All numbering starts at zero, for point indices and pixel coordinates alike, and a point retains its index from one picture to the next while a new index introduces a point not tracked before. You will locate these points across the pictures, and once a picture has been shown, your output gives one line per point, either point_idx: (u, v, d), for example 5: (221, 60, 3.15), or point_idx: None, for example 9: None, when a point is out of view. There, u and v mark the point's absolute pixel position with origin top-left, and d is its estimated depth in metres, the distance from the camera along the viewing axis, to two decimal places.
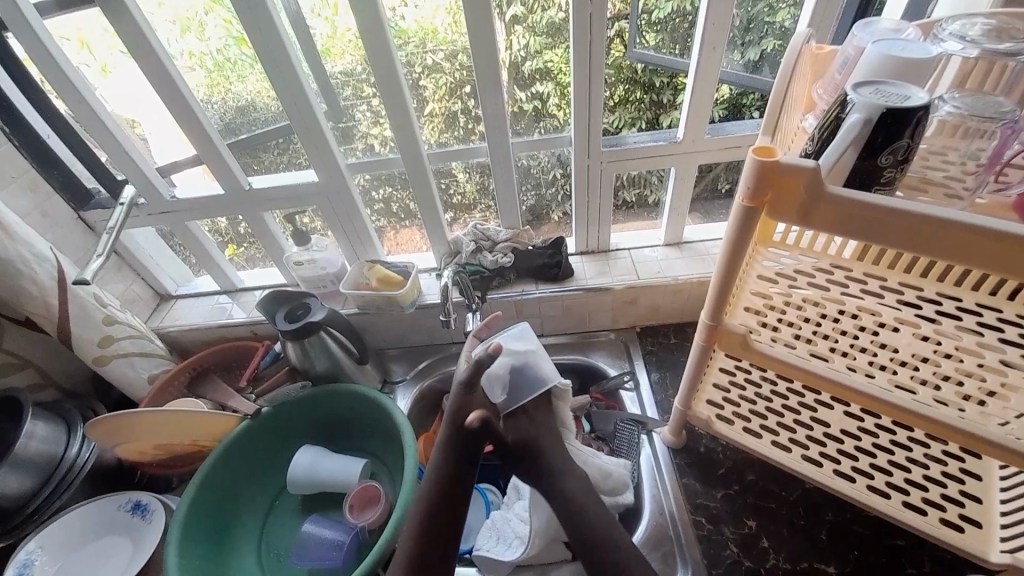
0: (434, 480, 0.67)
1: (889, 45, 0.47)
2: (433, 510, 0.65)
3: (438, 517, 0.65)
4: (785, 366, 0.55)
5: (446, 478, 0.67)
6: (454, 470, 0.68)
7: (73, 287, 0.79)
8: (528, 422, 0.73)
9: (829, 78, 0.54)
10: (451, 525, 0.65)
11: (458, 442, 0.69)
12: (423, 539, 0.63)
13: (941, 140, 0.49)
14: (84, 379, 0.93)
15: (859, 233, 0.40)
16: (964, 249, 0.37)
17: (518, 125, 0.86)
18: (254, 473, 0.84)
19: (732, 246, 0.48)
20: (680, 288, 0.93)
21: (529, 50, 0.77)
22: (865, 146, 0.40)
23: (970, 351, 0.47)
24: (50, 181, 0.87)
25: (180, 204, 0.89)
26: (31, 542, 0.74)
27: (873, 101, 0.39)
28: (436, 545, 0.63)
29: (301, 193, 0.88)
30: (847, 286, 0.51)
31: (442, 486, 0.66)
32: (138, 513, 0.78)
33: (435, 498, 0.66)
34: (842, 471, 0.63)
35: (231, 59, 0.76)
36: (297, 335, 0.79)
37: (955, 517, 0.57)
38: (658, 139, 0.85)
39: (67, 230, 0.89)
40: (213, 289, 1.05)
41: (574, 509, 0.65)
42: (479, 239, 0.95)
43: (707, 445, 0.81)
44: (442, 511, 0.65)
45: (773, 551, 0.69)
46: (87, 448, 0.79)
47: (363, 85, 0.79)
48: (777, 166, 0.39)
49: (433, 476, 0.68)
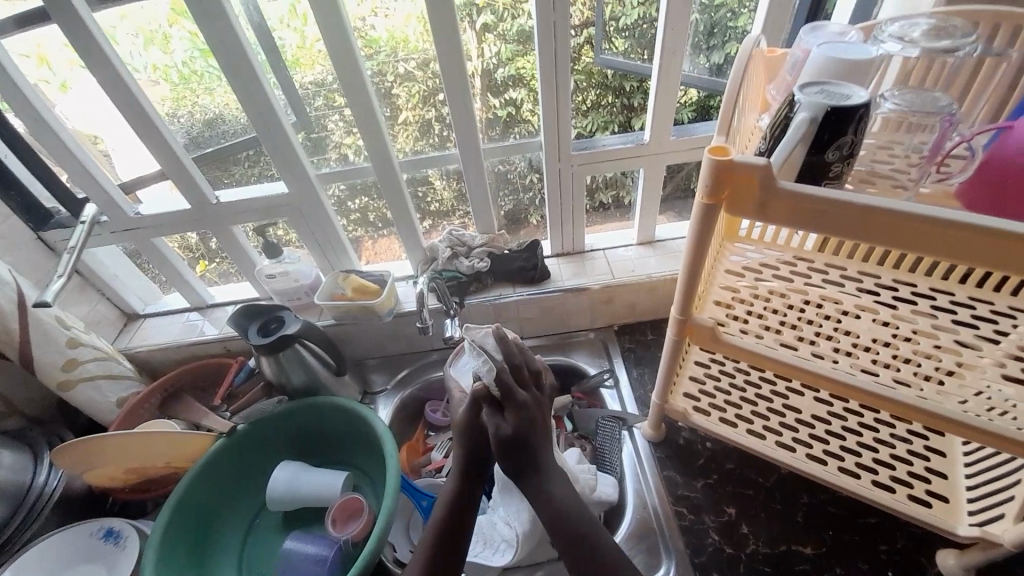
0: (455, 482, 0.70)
1: (832, 48, 0.49)
2: (454, 508, 0.68)
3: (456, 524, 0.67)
4: (756, 356, 0.57)
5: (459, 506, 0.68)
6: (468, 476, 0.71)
7: (33, 310, 0.76)
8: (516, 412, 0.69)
9: (782, 79, 0.56)
10: (462, 533, 0.66)
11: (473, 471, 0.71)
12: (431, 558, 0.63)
13: (886, 135, 0.51)
14: (48, 405, 0.90)
15: (815, 224, 0.41)
16: (916, 236, 0.38)
17: (492, 130, 0.87)
18: (231, 493, 0.82)
19: (697, 242, 0.49)
20: (655, 286, 0.95)
21: (500, 57, 0.78)
22: (813, 143, 0.42)
23: (927, 333, 0.50)
24: (6, 202, 0.83)
25: (146, 220, 0.87)
26: (4, 572, 0.69)
27: (818, 100, 0.41)
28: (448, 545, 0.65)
29: (273, 205, 0.87)
30: (809, 277, 0.53)
31: (457, 511, 0.68)
32: (111, 540, 0.76)
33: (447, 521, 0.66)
34: (815, 455, 0.65)
35: (198, 71, 0.75)
36: (271, 350, 0.77)
37: (922, 492, 0.60)
38: (627, 141, 0.87)
39: (25, 251, 0.86)
40: (183, 306, 1.03)
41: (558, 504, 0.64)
42: (455, 245, 0.95)
43: (686, 437, 0.83)
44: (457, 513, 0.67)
45: (753, 537, 0.71)
46: (55, 475, 0.77)
47: (335, 95, 0.79)
48: (732, 166, 0.41)
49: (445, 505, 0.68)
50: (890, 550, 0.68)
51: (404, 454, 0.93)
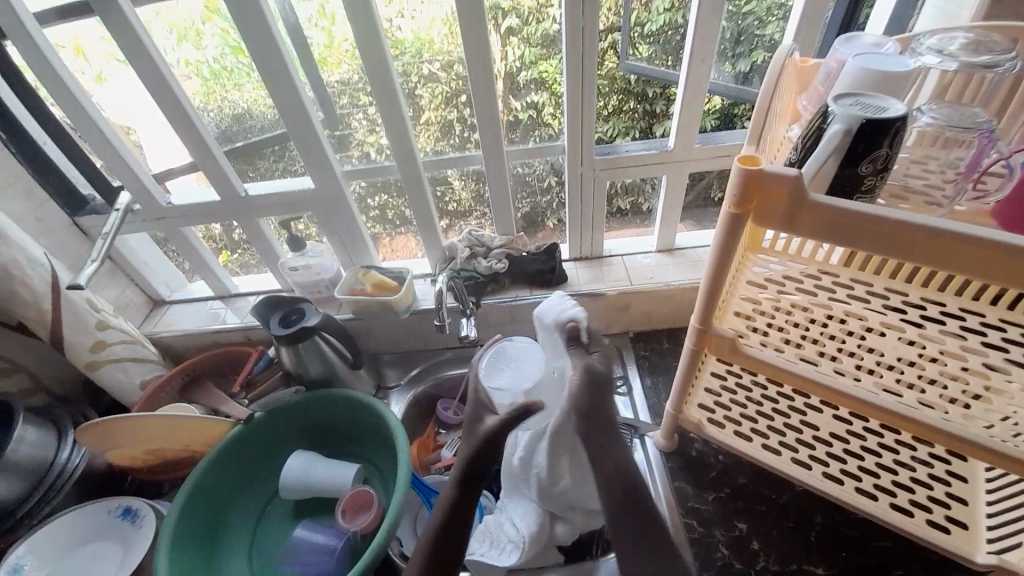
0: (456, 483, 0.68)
1: (869, 59, 0.48)
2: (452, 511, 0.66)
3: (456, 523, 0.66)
4: (775, 370, 0.56)
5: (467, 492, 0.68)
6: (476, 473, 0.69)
7: (66, 292, 0.79)
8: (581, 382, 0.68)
9: (814, 90, 0.55)
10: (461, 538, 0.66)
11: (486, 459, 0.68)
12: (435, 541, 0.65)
13: (920, 149, 0.50)
14: (75, 385, 0.93)
15: (842, 237, 0.41)
16: (948, 252, 0.37)
17: (514, 133, 0.87)
18: (245, 479, 0.83)
19: (721, 251, 0.48)
20: (672, 294, 0.94)
21: (525, 60, 0.79)
22: (846, 155, 0.42)
23: (954, 355, 0.48)
24: (44, 187, 0.87)
25: (175, 209, 0.89)
26: (20, 547, 0.72)
27: (853, 112, 0.41)
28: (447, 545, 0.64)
29: (296, 199, 0.89)
30: (834, 291, 0.52)
31: (463, 497, 0.67)
32: (128, 518, 0.78)
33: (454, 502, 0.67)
34: (831, 474, 0.64)
35: (228, 67, 0.77)
36: (291, 341, 0.79)
37: (942, 518, 0.58)
38: (649, 148, 0.86)
39: (61, 235, 0.89)
40: (206, 294, 1.05)
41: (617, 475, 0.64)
42: (473, 245, 0.96)
43: (699, 449, 0.81)
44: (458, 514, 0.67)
45: (764, 554, 0.70)
46: (77, 453, 0.79)
47: (360, 94, 0.81)
48: (762, 176, 0.41)
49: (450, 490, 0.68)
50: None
51: (414, 451, 0.94)
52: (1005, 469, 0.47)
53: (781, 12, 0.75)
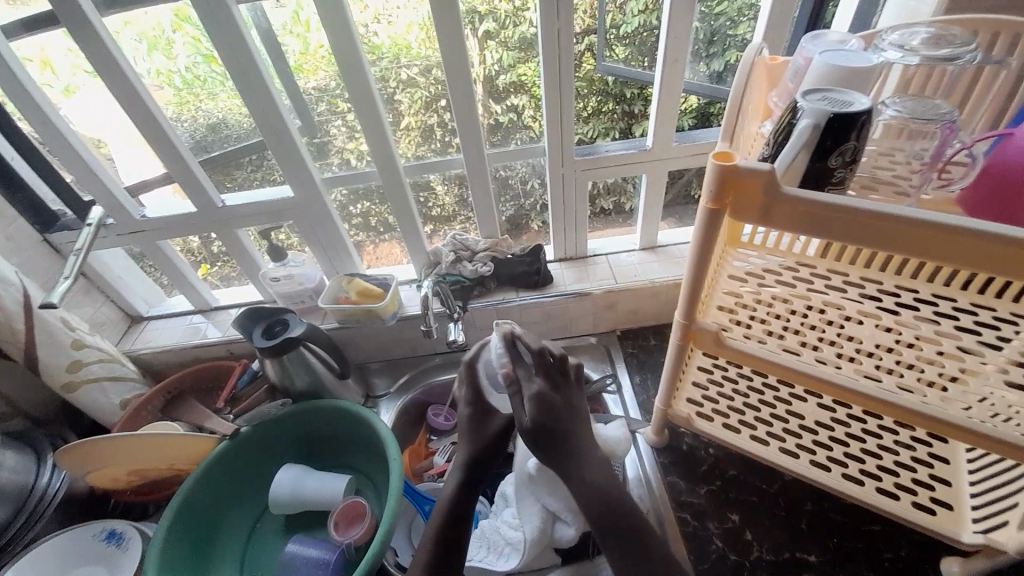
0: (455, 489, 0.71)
1: (834, 56, 0.50)
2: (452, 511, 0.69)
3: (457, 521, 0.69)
4: (759, 361, 0.57)
5: (465, 495, 0.71)
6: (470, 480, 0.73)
7: (39, 312, 0.76)
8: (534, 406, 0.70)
9: (783, 86, 0.56)
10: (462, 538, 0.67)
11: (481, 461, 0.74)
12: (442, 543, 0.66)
13: (887, 141, 0.52)
14: (52, 408, 0.90)
15: (815, 227, 0.42)
16: (915, 239, 0.39)
17: (494, 136, 0.88)
18: (234, 496, 0.82)
19: (701, 247, 0.49)
20: (657, 291, 0.96)
21: (503, 64, 0.79)
22: (815, 149, 0.43)
23: (930, 339, 0.50)
24: (13, 204, 0.84)
25: (151, 223, 0.87)
26: (8, 570, 0.68)
27: (821, 107, 0.42)
28: (450, 546, 0.66)
29: (277, 209, 0.88)
30: (813, 283, 0.54)
31: (463, 500, 0.71)
32: (114, 542, 0.75)
33: (455, 503, 0.70)
34: (818, 461, 0.65)
35: (201, 76, 0.76)
36: (275, 353, 0.78)
37: (926, 500, 0.60)
38: (629, 148, 0.87)
39: (32, 253, 0.86)
40: (187, 309, 1.03)
41: (592, 488, 0.65)
42: (458, 249, 0.96)
43: (689, 443, 0.82)
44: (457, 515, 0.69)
45: (757, 543, 0.71)
46: (57, 478, 0.77)
47: (338, 101, 0.80)
48: (737, 171, 0.41)
49: (451, 493, 0.71)
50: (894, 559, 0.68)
51: (406, 458, 0.93)
52: (983, 448, 0.49)
53: (751, 13, 0.77)
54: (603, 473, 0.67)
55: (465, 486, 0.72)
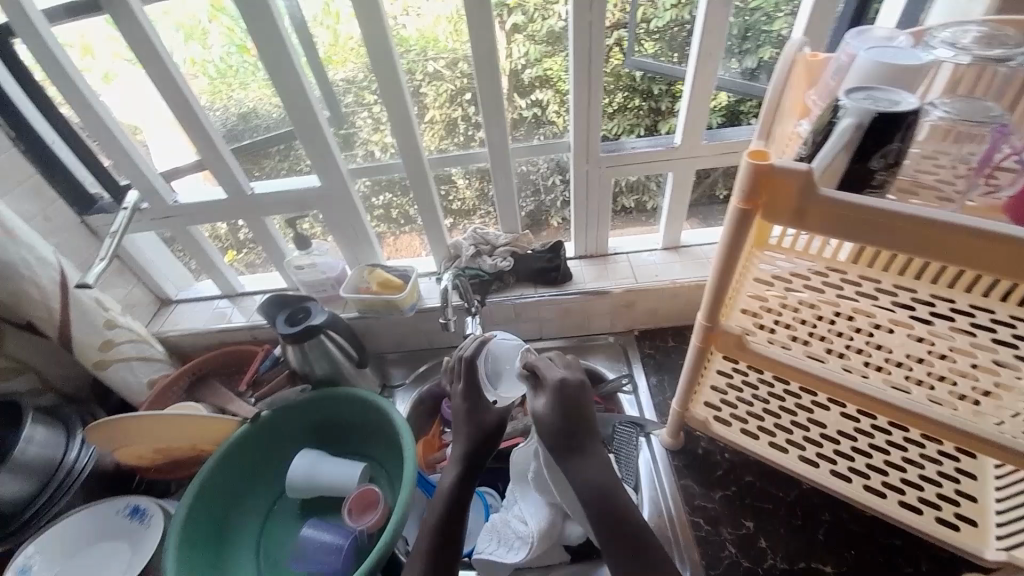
0: (445, 496, 0.70)
1: (880, 53, 0.48)
2: (447, 514, 0.69)
3: (450, 526, 0.68)
4: (783, 367, 0.55)
5: (460, 496, 0.71)
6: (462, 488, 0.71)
7: (75, 291, 0.79)
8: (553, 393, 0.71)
9: (823, 84, 0.54)
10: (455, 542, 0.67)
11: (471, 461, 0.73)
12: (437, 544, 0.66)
13: (933, 143, 0.49)
14: (85, 384, 0.93)
15: (848, 232, 0.40)
16: (951, 248, 0.37)
17: (518, 131, 0.87)
18: (252, 477, 0.84)
19: (729, 248, 0.48)
20: (678, 292, 0.94)
21: (529, 57, 0.78)
22: (856, 149, 0.41)
23: (964, 351, 0.48)
24: (53, 186, 0.87)
25: (182, 208, 0.90)
26: (29, 546, 0.73)
27: (865, 106, 0.40)
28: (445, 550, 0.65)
29: (303, 198, 0.89)
30: (842, 289, 0.52)
31: (458, 501, 0.70)
32: (138, 518, 0.78)
33: (450, 505, 0.69)
34: (839, 472, 0.63)
35: (234, 66, 0.78)
36: (297, 339, 0.79)
37: (952, 516, 0.58)
38: (656, 144, 0.86)
39: (69, 234, 0.90)
40: (213, 293, 1.06)
41: (593, 480, 0.66)
42: (479, 243, 0.96)
43: (705, 447, 0.81)
44: (449, 521, 0.68)
45: (771, 552, 0.69)
46: (85, 452, 0.79)
47: (365, 92, 0.81)
48: (772, 170, 0.40)
49: (444, 493, 0.70)
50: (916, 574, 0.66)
51: (420, 449, 0.94)
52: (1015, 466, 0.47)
53: (788, 8, 0.74)
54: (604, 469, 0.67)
55: (461, 485, 0.71)
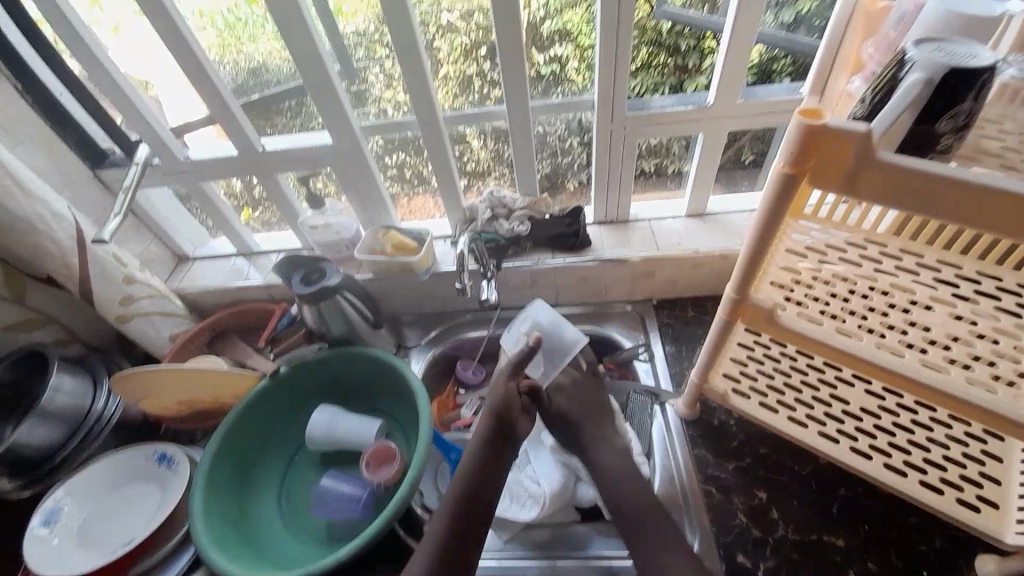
0: (469, 473, 0.67)
1: (953, 0, 0.43)
2: (467, 495, 0.65)
3: (471, 512, 0.64)
4: (813, 342, 0.53)
5: (481, 474, 0.67)
6: (488, 468, 0.68)
7: (92, 247, 0.80)
8: (563, 400, 0.78)
9: (882, 36, 0.49)
10: (479, 526, 0.64)
11: (495, 442, 0.70)
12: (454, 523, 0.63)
13: (1001, 105, 0.46)
14: (109, 337, 0.96)
15: (903, 202, 0.37)
16: (1010, 219, 0.34)
17: (536, 89, 0.82)
18: (270, 432, 0.86)
19: (768, 213, 0.45)
20: (699, 262, 0.91)
21: (550, 9, 0.73)
22: (923, 109, 0.38)
23: (1004, 330, 0.47)
24: (65, 140, 0.86)
25: (194, 164, 0.88)
26: (58, 491, 0.77)
27: (936, 59, 0.36)
28: (463, 536, 0.63)
29: (315, 155, 0.87)
30: (880, 262, 0.50)
31: (479, 478, 0.67)
32: (165, 464, 0.81)
33: (472, 485, 0.66)
34: (859, 449, 0.62)
35: (242, 19, 0.75)
36: (313, 300, 0.79)
37: (973, 497, 0.57)
38: (685, 103, 0.81)
39: (84, 188, 0.89)
40: (229, 251, 1.06)
41: (607, 472, 0.71)
42: (495, 207, 0.93)
43: (720, 419, 0.81)
44: (470, 505, 0.65)
45: (784, 522, 0.70)
46: (113, 402, 0.82)
47: (377, 46, 0.77)
48: (825, 131, 0.37)
49: (466, 472, 0.67)
50: (928, 550, 0.66)
51: (434, 409, 0.94)
52: None
53: None
54: (620, 462, 0.72)
55: (482, 463, 0.68)
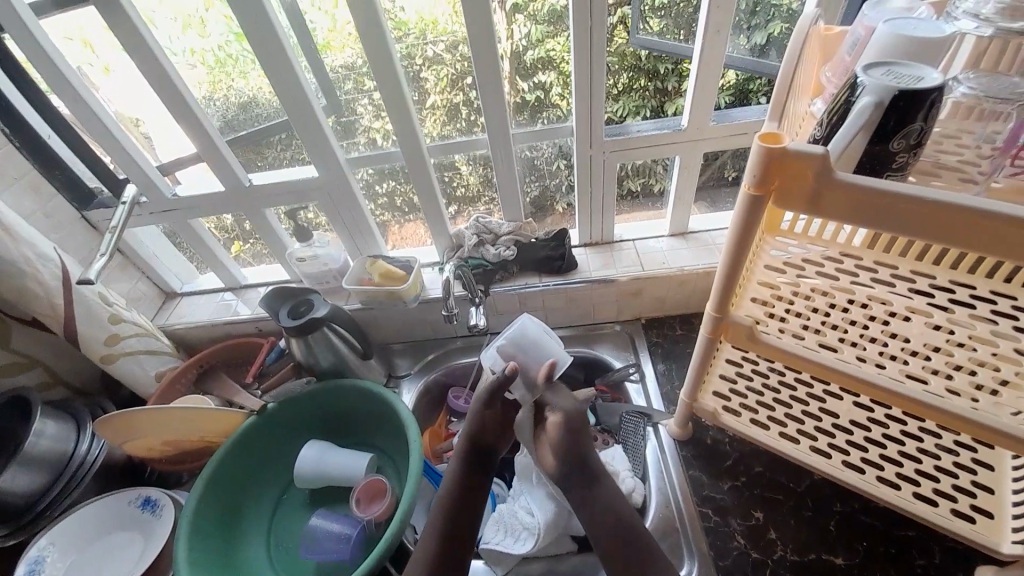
0: (453, 485, 0.71)
1: (902, 24, 0.45)
2: (452, 506, 0.69)
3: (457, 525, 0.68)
4: (795, 359, 0.54)
5: (466, 489, 0.71)
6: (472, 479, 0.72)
7: (78, 287, 0.79)
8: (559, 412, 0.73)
9: (839, 61, 0.51)
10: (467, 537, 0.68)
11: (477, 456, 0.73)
12: (444, 547, 0.66)
13: (956, 122, 0.47)
14: (94, 378, 0.95)
15: (866, 217, 0.38)
16: (960, 235, 0.36)
17: (520, 115, 0.85)
18: (260, 470, 0.84)
19: (739, 234, 0.46)
20: (685, 279, 0.92)
21: (531, 38, 0.76)
22: (875, 131, 0.39)
23: (984, 339, 0.46)
24: (53, 182, 0.87)
25: (183, 201, 0.89)
26: (40, 540, 0.74)
27: (885, 82, 0.38)
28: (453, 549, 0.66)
29: (302, 188, 0.88)
30: (857, 275, 0.49)
31: (461, 493, 0.70)
32: (149, 508, 0.79)
33: (456, 504, 0.69)
34: (852, 463, 0.62)
35: (233, 55, 0.76)
36: (300, 332, 0.79)
37: (967, 508, 0.57)
38: (663, 127, 0.83)
39: (69, 229, 0.89)
40: (217, 286, 1.06)
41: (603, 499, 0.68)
42: (481, 233, 0.94)
43: (713, 437, 0.80)
44: (456, 518, 0.68)
45: (781, 543, 0.69)
46: (96, 444, 0.81)
47: (364, 78, 0.78)
48: (785, 153, 0.38)
49: (451, 486, 0.71)
50: (928, 565, 0.65)
51: (427, 440, 0.94)
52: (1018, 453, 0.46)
53: None
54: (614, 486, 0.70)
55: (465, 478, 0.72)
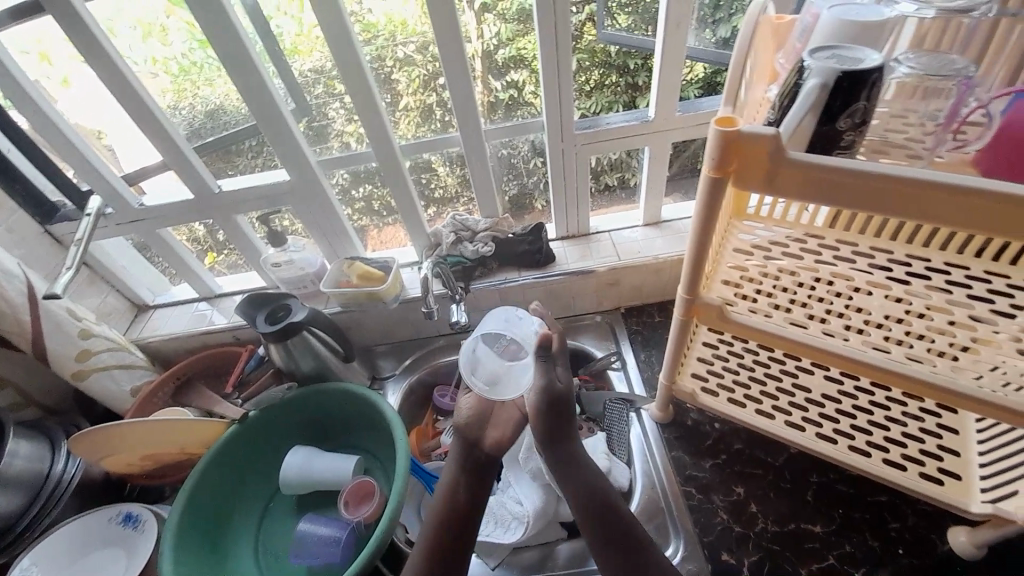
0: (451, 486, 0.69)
1: (844, 10, 0.47)
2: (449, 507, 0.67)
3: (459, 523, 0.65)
4: (763, 335, 0.56)
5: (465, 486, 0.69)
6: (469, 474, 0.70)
7: (44, 303, 0.77)
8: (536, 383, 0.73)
9: (790, 47, 0.53)
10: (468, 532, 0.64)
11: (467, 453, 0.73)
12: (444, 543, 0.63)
13: (901, 102, 0.49)
14: (67, 396, 0.92)
15: (825, 194, 0.40)
16: (916, 206, 0.38)
17: (495, 114, 0.85)
18: (242, 479, 0.83)
19: (705, 217, 0.47)
20: (660, 267, 0.94)
21: (501, 37, 0.77)
22: (824, 111, 0.41)
23: (940, 308, 0.48)
24: (13, 197, 0.84)
25: (151, 211, 0.87)
26: (24, 560, 0.72)
27: (829, 65, 0.40)
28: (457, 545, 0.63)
29: (276, 194, 0.87)
30: (821, 254, 0.51)
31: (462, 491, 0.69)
32: (131, 524, 0.77)
33: (458, 499, 0.67)
34: (825, 434, 0.64)
35: (198, 63, 0.75)
36: (279, 338, 0.78)
37: (935, 471, 0.59)
38: (631, 118, 0.85)
39: (33, 244, 0.87)
40: (191, 297, 1.04)
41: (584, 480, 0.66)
42: (459, 230, 0.94)
43: (694, 418, 0.83)
44: (454, 518, 0.65)
45: (763, 516, 0.71)
46: (72, 463, 0.79)
47: (335, 82, 0.78)
48: (740, 136, 0.40)
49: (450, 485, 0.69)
50: (901, 528, 0.68)
51: (413, 438, 0.94)
52: (981, 413, 0.49)
53: None
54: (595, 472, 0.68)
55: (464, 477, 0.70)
